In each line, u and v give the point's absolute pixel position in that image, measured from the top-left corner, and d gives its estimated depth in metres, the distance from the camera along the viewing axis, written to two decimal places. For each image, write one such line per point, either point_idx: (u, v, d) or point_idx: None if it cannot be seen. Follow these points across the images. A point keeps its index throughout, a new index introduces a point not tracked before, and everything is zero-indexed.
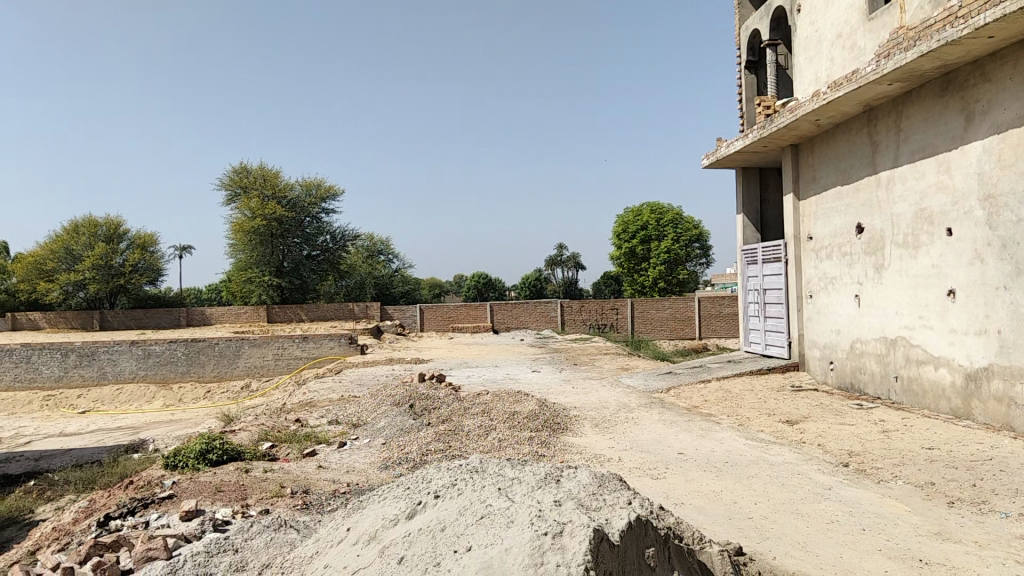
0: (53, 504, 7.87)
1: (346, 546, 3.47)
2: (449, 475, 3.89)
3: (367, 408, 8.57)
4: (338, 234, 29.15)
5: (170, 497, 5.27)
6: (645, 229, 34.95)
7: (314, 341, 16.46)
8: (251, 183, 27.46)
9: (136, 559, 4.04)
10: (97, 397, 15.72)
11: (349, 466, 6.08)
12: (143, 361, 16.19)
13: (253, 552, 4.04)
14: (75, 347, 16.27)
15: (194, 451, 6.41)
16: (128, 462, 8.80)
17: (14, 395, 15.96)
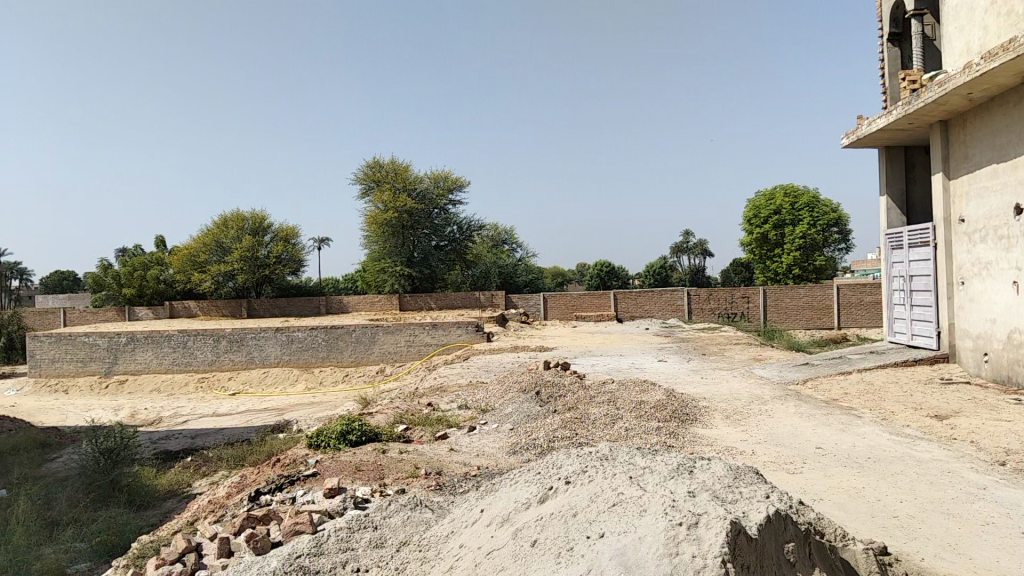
0: (209, 479, 8.49)
1: (480, 526, 3.55)
2: (580, 462, 3.90)
3: (495, 394, 8.72)
4: (464, 225, 29.56)
5: (314, 475, 5.57)
6: (778, 213, 33.67)
7: (442, 328, 16.95)
8: (383, 176, 28.48)
9: (286, 532, 4.32)
10: (246, 380, 16.81)
11: (480, 450, 6.21)
12: (287, 346, 17.13)
13: (391, 530, 4.21)
14: (225, 334, 17.35)
15: (335, 431, 6.75)
16: (274, 442, 9.35)
17: (172, 377, 17.26)
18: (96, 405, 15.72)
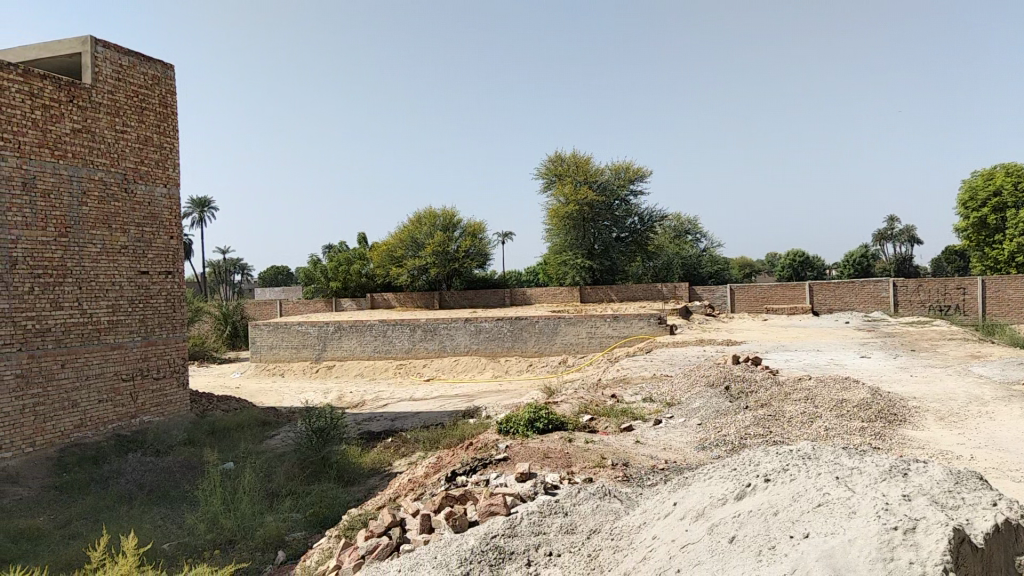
0: (407, 459, 9.04)
1: (675, 520, 3.53)
2: (779, 460, 3.76)
3: (682, 387, 8.60)
4: (646, 216, 28.83)
5: (505, 459, 5.77)
6: (999, 195, 30.49)
7: (625, 320, 16.91)
8: (564, 170, 28.78)
9: (482, 512, 4.54)
10: (438, 367, 17.69)
11: (667, 444, 6.15)
12: (475, 336, 17.80)
13: (581, 517, 4.28)
14: (420, 323, 18.29)
15: (524, 419, 6.98)
16: (466, 426, 9.77)
17: (373, 363, 18.45)
18: (308, 387, 17.18)
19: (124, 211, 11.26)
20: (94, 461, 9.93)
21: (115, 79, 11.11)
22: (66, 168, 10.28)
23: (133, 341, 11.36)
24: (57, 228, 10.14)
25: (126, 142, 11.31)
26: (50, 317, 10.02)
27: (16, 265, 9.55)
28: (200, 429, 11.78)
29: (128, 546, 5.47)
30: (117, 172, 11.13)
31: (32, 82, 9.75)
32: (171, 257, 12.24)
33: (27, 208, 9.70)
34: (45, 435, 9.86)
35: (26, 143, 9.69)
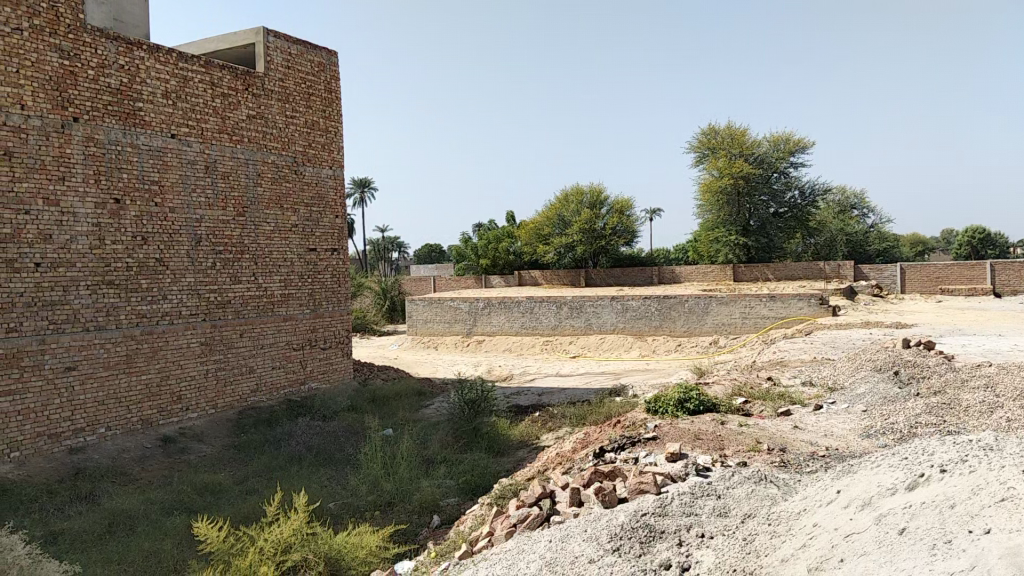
0: (555, 434, 9.18)
1: (838, 508, 3.41)
2: (956, 451, 3.53)
3: (845, 372, 8.19)
4: (807, 189, 27.47)
5: (654, 438, 5.74)
6: None
7: (782, 300, 16.26)
8: (718, 143, 27.85)
9: (631, 489, 4.56)
10: (585, 344, 17.78)
11: (827, 430, 5.91)
12: (622, 315, 17.70)
13: (735, 501, 4.21)
14: (566, 301, 18.40)
15: (673, 399, 6.91)
16: (613, 404, 9.78)
17: (520, 339, 18.76)
18: (459, 361, 17.75)
19: (294, 191, 12.01)
20: (268, 423, 10.77)
21: (285, 67, 11.83)
22: (243, 152, 11.09)
23: (301, 313, 12.14)
24: (235, 208, 10.98)
25: (295, 127, 12.04)
26: (230, 290, 10.90)
27: (200, 242, 10.44)
28: (362, 397, 12.48)
29: (299, 503, 5.92)
30: (287, 155, 11.88)
31: (212, 72, 10.56)
32: (336, 235, 12.94)
33: (210, 189, 10.56)
34: (226, 398, 10.79)
35: (208, 129, 10.53)
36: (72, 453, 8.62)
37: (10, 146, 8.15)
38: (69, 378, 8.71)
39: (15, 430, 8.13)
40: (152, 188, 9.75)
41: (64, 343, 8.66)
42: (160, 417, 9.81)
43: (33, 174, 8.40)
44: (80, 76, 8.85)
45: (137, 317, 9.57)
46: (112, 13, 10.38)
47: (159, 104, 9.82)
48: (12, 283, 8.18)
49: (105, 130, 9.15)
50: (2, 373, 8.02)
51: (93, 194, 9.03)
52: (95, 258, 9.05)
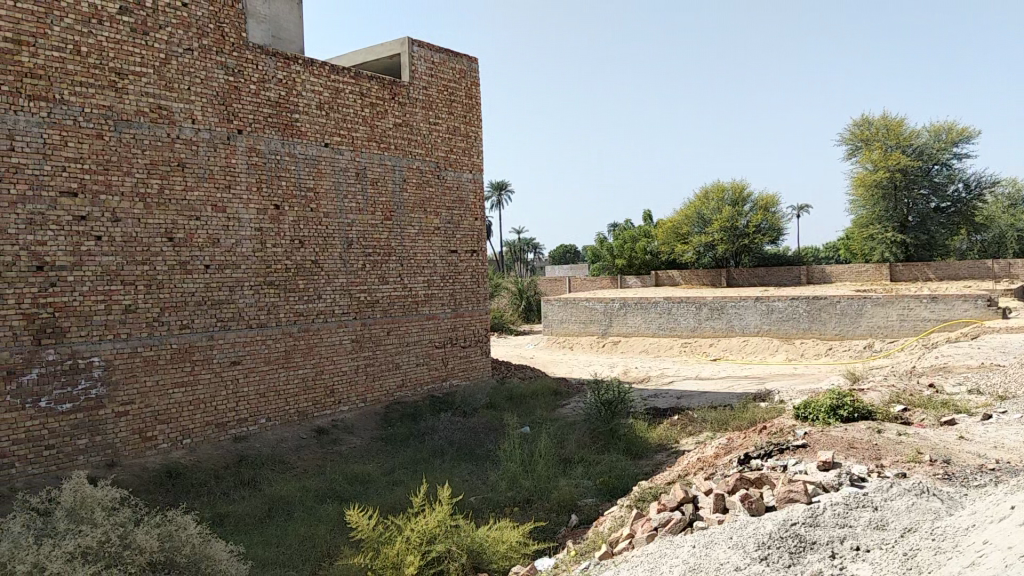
0: (696, 438, 9.02)
1: (1013, 526, 3.17)
2: None
3: (1018, 379, 7.55)
4: (974, 182, 25.44)
5: (804, 445, 5.53)
6: None
7: (945, 301, 15.23)
8: (872, 135, 26.29)
9: (779, 498, 4.42)
10: (727, 347, 17.32)
11: (998, 442, 5.48)
12: (767, 316, 17.08)
13: (894, 514, 4.00)
14: (706, 302, 17.96)
15: (824, 405, 6.62)
16: (757, 410, 9.47)
17: (659, 340, 18.49)
18: (596, 361, 17.73)
19: (436, 195, 12.41)
20: (412, 418, 11.18)
21: (428, 75, 12.24)
22: (390, 158, 11.58)
23: (444, 313, 12.53)
24: (383, 212, 11.47)
25: (438, 133, 12.44)
26: (378, 290, 11.40)
27: (351, 245, 10.98)
28: (501, 394, 12.73)
29: (443, 496, 6.13)
30: (430, 161, 12.29)
31: (361, 83, 11.09)
32: (476, 237, 13.25)
33: (359, 194, 11.08)
34: (374, 393, 11.31)
35: (358, 137, 11.06)
36: (237, 442, 9.31)
37: (183, 157, 8.90)
38: (234, 372, 9.42)
39: (188, 419, 8.89)
40: (307, 195, 10.35)
41: (230, 339, 9.36)
42: (314, 410, 10.41)
43: (204, 184, 9.13)
44: (243, 90, 9.54)
45: (294, 315, 10.20)
46: (271, 31, 11.11)
47: (313, 115, 10.42)
48: (185, 283, 8.92)
49: (265, 140, 9.82)
50: (176, 366, 8.78)
51: (255, 201, 9.70)
52: (257, 260, 9.71)
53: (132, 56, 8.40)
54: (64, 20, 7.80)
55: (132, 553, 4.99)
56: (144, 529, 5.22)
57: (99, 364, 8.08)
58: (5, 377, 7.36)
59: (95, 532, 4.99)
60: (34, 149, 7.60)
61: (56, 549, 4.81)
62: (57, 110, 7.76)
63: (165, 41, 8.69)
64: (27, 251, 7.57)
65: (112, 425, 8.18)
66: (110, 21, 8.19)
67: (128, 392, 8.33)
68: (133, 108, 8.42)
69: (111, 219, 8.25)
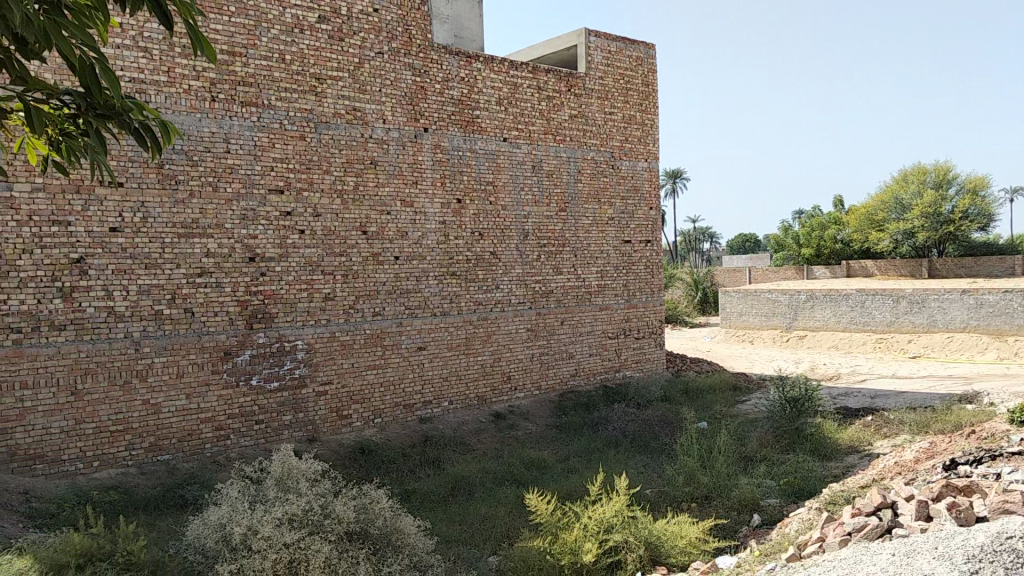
0: (891, 441, 8.49)
1: None
2: None
3: None
4: None
5: (1020, 453, 5.08)
6: None
7: None
8: None
9: (993, 508, 4.12)
10: (927, 344, 16.07)
11: None
12: (975, 310, 15.65)
13: None
14: (905, 294, 16.72)
15: None
16: (963, 413, 8.76)
17: (851, 335, 17.44)
18: (779, 356, 17.01)
19: (612, 185, 12.42)
20: (586, 407, 11.32)
21: (604, 65, 12.25)
22: (566, 150, 11.72)
23: (618, 303, 12.54)
24: (558, 204, 11.64)
25: (614, 123, 12.44)
26: (553, 280, 11.60)
27: (528, 236, 11.25)
28: (677, 388, 12.57)
29: (620, 486, 6.19)
30: (606, 151, 12.31)
31: (539, 77, 11.31)
32: (652, 227, 13.11)
33: (536, 186, 11.32)
34: (549, 380, 11.55)
35: (535, 130, 11.29)
36: (422, 422, 9.87)
37: (375, 155, 9.50)
38: (420, 357, 9.96)
39: (378, 399, 9.52)
40: (487, 188, 10.72)
41: (416, 326, 9.90)
42: (493, 395, 10.81)
43: (394, 180, 9.70)
44: (428, 90, 10.02)
45: (474, 304, 10.60)
46: (453, 31, 11.58)
47: (494, 110, 10.76)
48: (377, 273, 9.54)
49: (448, 137, 10.27)
50: (369, 350, 9.42)
51: (440, 196, 10.18)
52: (441, 252, 10.20)
53: (330, 62, 9.07)
54: (271, 31, 8.56)
55: (332, 522, 5.45)
56: (342, 500, 5.68)
57: (302, 348, 8.85)
58: (222, 357, 8.25)
59: (300, 502, 5.48)
60: (246, 151, 8.41)
61: (267, 514, 5.34)
62: (265, 115, 8.55)
63: (359, 46, 9.31)
64: (241, 244, 8.41)
65: (313, 402, 8.94)
66: (310, 30, 8.88)
67: (326, 373, 9.05)
68: (331, 111, 9.09)
69: (314, 214, 8.97)
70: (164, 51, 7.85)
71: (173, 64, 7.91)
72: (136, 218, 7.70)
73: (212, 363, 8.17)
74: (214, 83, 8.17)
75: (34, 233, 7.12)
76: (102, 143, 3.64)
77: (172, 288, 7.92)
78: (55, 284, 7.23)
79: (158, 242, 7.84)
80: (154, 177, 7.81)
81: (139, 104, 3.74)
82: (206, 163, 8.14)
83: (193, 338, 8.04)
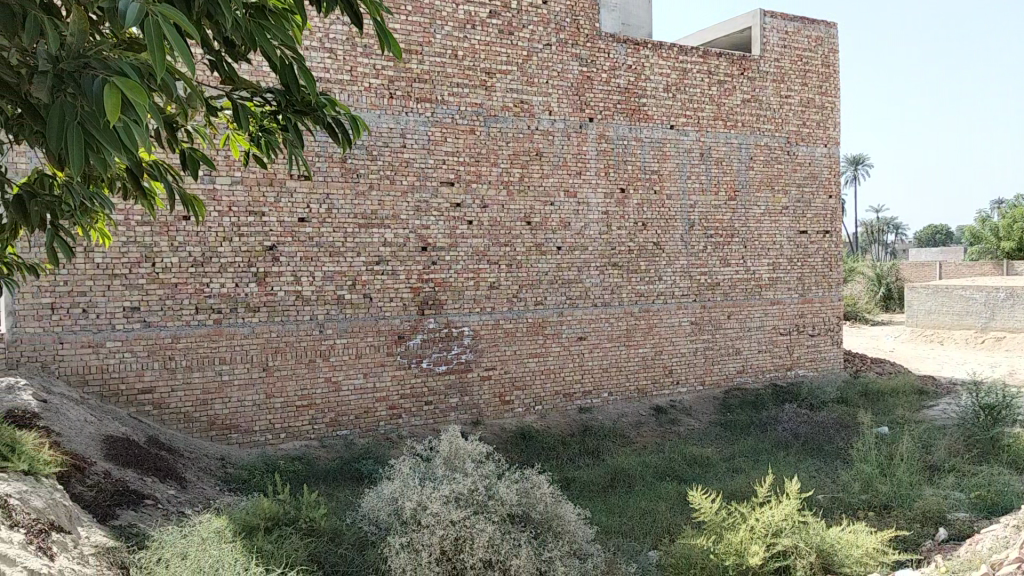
0: None
1: None
2: None
3: None
4: None
5: None
6: None
7: None
8: None
9: None
10: None
11: None
12: None
13: None
14: None
15: None
16: None
17: None
18: (973, 359, 15.57)
19: (786, 172, 11.84)
20: (753, 405, 10.91)
21: (780, 47, 11.69)
22: (737, 137, 11.31)
23: (790, 298, 11.96)
24: (728, 192, 11.25)
25: (790, 107, 11.84)
26: (720, 272, 11.24)
27: (694, 226, 10.96)
28: (853, 389, 11.83)
29: (791, 489, 5.92)
30: (781, 136, 11.76)
31: (709, 61, 10.99)
32: (830, 217, 12.38)
33: (704, 174, 10.99)
34: (714, 376, 11.24)
35: (704, 117, 10.98)
36: (582, 412, 9.92)
37: (541, 146, 9.60)
38: (581, 347, 9.99)
39: (540, 387, 9.66)
40: (652, 177, 10.54)
41: (578, 316, 9.94)
42: (654, 388, 10.67)
43: (558, 170, 9.76)
44: (595, 80, 9.99)
45: (637, 295, 10.48)
46: (622, 19, 11.45)
47: (661, 97, 10.55)
48: (540, 263, 9.65)
49: (614, 126, 10.18)
50: (531, 338, 9.57)
51: (604, 185, 10.13)
52: (603, 242, 10.15)
53: (499, 56, 9.25)
54: (445, 28, 8.84)
55: (495, 504, 5.58)
56: (505, 482, 5.80)
57: (468, 334, 9.12)
58: (396, 340, 8.66)
59: (465, 482, 5.66)
60: (421, 145, 8.76)
61: (436, 491, 5.56)
62: (438, 110, 8.85)
63: (528, 38, 9.43)
64: (415, 234, 8.77)
65: (478, 387, 9.20)
66: (482, 25, 9.09)
67: (491, 359, 9.28)
68: (500, 104, 9.27)
69: (481, 205, 9.20)
70: (347, 51, 8.30)
71: (355, 64, 8.35)
72: (321, 209, 8.22)
73: (387, 346, 8.60)
74: (392, 80, 8.57)
75: (233, 223, 7.78)
76: (299, 139, 3.99)
77: (352, 275, 8.40)
78: (250, 269, 7.87)
79: (341, 232, 8.33)
80: (338, 170, 8.29)
81: (331, 99, 3.91)
82: (384, 158, 8.56)
83: (371, 322, 8.50)
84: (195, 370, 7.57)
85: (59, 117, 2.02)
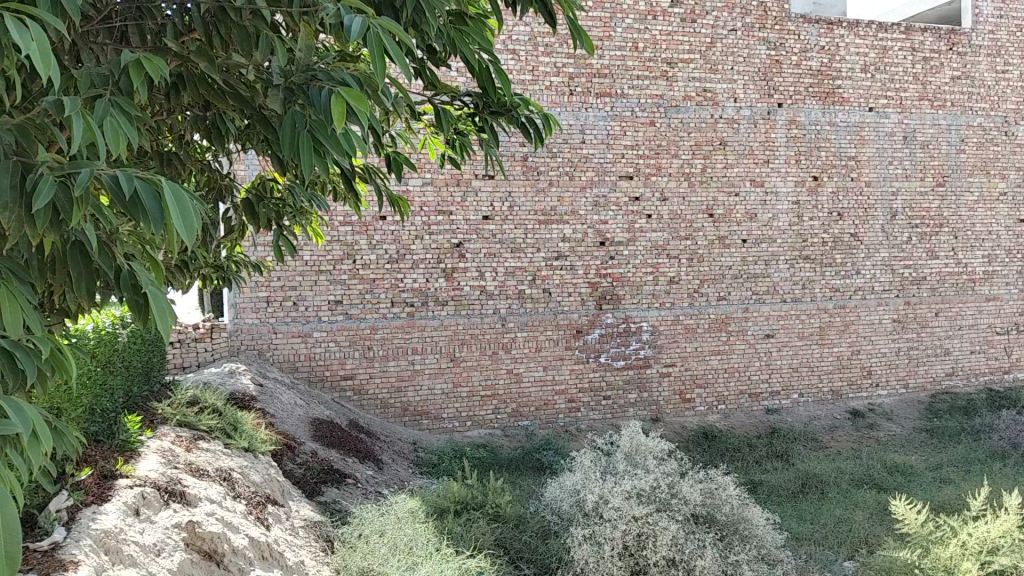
0: None
1: None
2: None
3: None
4: None
5: None
6: None
7: None
8: None
9: None
10: None
11: None
12: None
13: None
14: None
15: None
16: None
17: None
18: None
19: (1004, 154, 10.75)
20: (964, 411, 10.02)
21: (997, 16, 10.61)
22: (946, 117, 10.42)
23: (1009, 293, 10.87)
24: (935, 177, 10.39)
25: (1008, 82, 10.74)
26: (926, 265, 10.40)
27: (896, 216, 10.21)
28: None
29: (1010, 504, 5.37)
30: (997, 115, 10.69)
31: (914, 36, 10.18)
32: None
33: (907, 158, 10.22)
34: (917, 378, 10.47)
35: (907, 98, 10.21)
36: (769, 413, 9.63)
37: (725, 136, 9.34)
38: (768, 344, 9.62)
39: (723, 386, 9.47)
40: (849, 164, 9.95)
41: (764, 312, 9.58)
42: (850, 390, 10.11)
43: (743, 160, 9.45)
44: (784, 64, 9.58)
45: (831, 290, 9.94)
46: None
47: (857, 78, 9.94)
48: (723, 257, 9.40)
49: (805, 111, 9.72)
50: (714, 334, 9.36)
51: (794, 173, 9.68)
52: (793, 235, 9.71)
53: (682, 45, 9.10)
54: (625, 21, 8.84)
55: (678, 502, 5.52)
56: (690, 481, 5.68)
57: (647, 329, 9.06)
58: (575, 334, 8.78)
59: (648, 478, 5.62)
60: (600, 140, 8.82)
61: (617, 485, 5.59)
62: (618, 104, 8.87)
63: (711, 25, 9.20)
64: (593, 229, 8.85)
65: (657, 383, 9.14)
66: (663, 15, 8.99)
67: (671, 355, 9.17)
68: (681, 94, 9.13)
69: (661, 198, 9.11)
70: (530, 52, 8.51)
71: (537, 63, 8.55)
72: (504, 207, 8.49)
73: (566, 339, 8.74)
74: (573, 77, 8.68)
75: (424, 222, 8.21)
76: (494, 138, 4.10)
77: (533, 270, 8.62)
78: (440, 265, 8.28)
79: (522, 228, 8.57)
80: (520, 169, 8.53)
81: (525, 99, 3.98)
82: (565, 154, 8.70)
83: (550, 316, 8.68)
84: (391, 360, 8.08)
85: (289, 127, 2.09)
